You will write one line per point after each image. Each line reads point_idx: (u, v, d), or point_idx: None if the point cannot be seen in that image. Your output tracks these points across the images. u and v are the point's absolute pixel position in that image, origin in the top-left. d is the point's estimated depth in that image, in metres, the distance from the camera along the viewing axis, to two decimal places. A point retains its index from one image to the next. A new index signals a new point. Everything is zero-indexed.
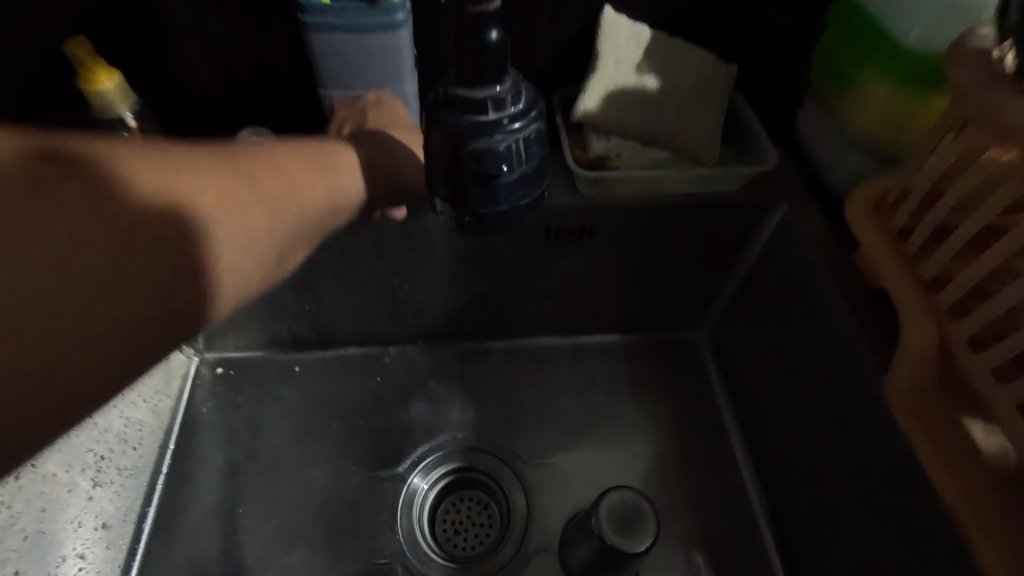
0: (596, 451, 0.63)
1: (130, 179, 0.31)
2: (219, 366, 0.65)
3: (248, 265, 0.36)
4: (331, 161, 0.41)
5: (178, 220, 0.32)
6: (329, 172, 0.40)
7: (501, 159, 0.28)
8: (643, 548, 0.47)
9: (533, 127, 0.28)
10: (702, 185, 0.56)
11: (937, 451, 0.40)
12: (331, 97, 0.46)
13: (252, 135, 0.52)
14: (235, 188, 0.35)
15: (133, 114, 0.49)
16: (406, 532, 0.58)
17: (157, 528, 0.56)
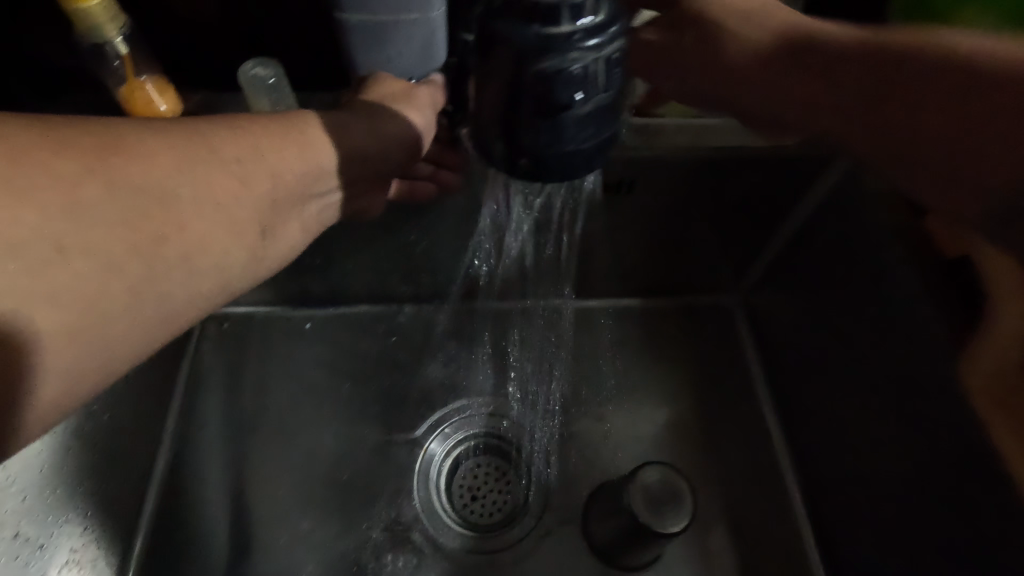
0: (623, 422, 0.60)
1: (63, 132, 0.31)
2: (224, 321, 0.61)
3: (216, 241, 0.36)
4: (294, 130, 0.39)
5: (114, 174, 0.32)
6: (291, 141, 0.38)
7: (575, 84, 0.21)
8: (678, 529, 0.44)
9: (615, 47, 0.22)
10: (758, 138, 0.50)
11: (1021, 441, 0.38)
12: (349, 23, 0.39)
13: (257, 67, 0.45)
14: (190, 159, 0.34)
15: (122, 40, 0.43)
16: (422, 499, 0.55)
17: (166, 490, 0.54)
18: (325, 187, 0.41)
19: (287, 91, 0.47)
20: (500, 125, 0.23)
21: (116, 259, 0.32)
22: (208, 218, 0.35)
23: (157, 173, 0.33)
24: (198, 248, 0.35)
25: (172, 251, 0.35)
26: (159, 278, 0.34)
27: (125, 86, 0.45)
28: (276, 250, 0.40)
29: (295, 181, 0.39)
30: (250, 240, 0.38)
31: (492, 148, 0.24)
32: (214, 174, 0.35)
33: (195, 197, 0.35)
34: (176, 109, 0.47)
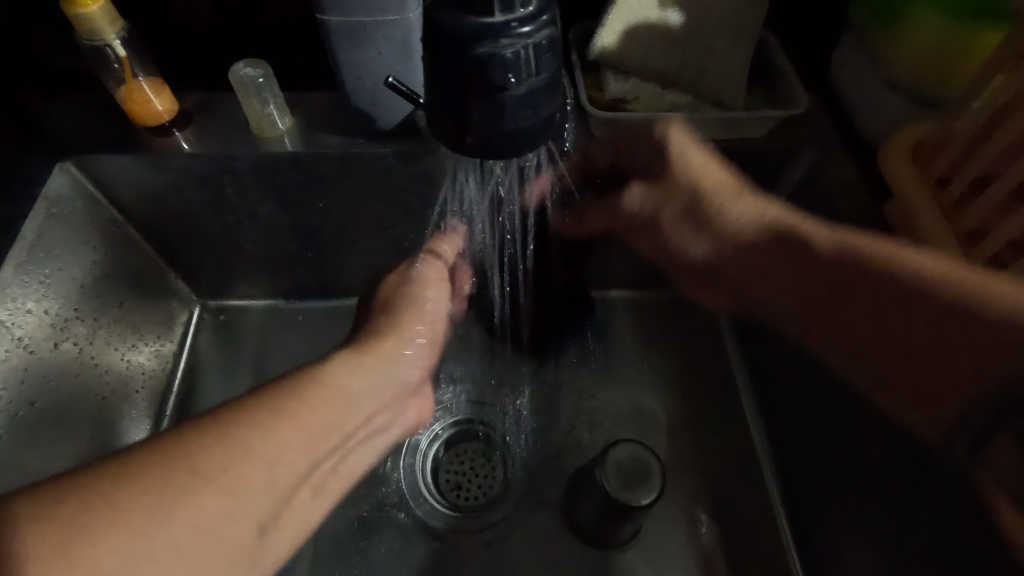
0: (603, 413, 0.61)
1: (107, 495, 0.28)
2: (221, 313, 0.64)
3: (316, 446, 0.36)
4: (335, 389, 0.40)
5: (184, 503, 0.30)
6: (329, 394, 0.39)
7: (508, 67, 0.24)
8: (647, 503, 0.46)
9: (545, 33, 0.24)
10: (726, 131, 0.51)
11: None
12: (330, 25, 0.42)
13: (247, 67, 0.48)
14: (243, 451, 0.32)
15: (121, 43, 0.46)
16: (408, 480, 0.57)
17: None
18: (366, 402, 0.42)
19: (277, 91, 0.49)
20: (449, 107, 0.26)
21: (237, 483, 0.32)
22: (291, 447, 0.34)
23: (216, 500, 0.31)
24: (299, 452, 0.35)
25: (278, 439, 0.34)
26: (274, 471, 0.33)
27: (125, 87, 0.48)
28: (334, 481, 0.38)
29: (342, 409, 0.39)
30: (308, 472, 0.35)
31: (446, 127, 0.27)
32: (306, 408, 0.37)
33: (300, 415, 0.36)
34: (172, 108, 0.49)
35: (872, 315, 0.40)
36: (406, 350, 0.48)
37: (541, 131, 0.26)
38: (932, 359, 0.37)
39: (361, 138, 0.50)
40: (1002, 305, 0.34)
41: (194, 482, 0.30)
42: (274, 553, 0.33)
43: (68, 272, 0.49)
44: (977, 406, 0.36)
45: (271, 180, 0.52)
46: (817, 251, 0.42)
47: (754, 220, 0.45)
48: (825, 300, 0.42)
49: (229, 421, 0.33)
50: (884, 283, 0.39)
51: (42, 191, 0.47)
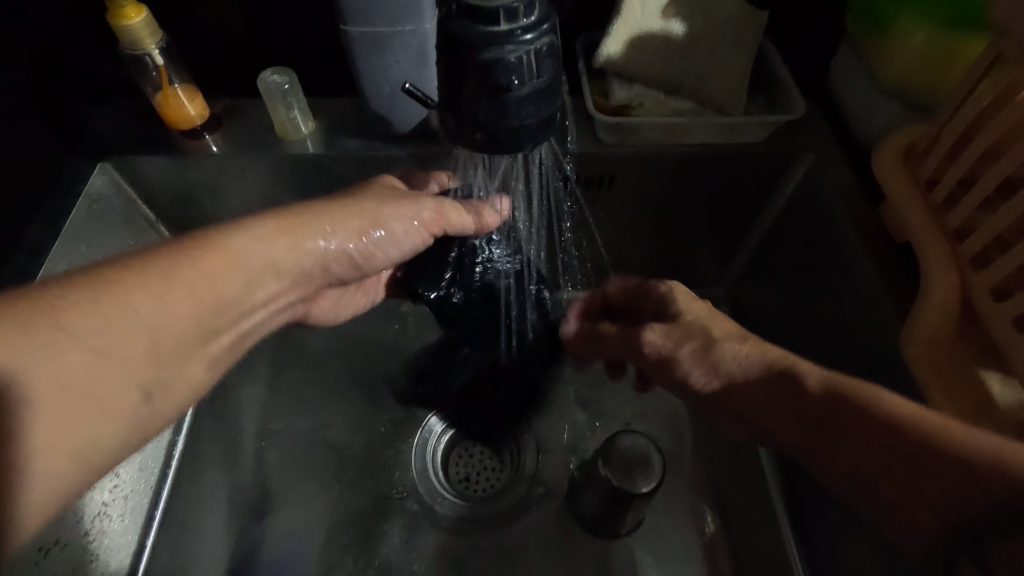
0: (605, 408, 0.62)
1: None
2: None
3: (205, 318, 0.35)
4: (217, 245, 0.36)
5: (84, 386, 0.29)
6: (216, 256, 0.36)
7: (512, 70, 0.26)
8: (648, 491, 0.48)
9: (545, 41, 0.27)
10: (727, 134, 0.53)
11: (960, 414, 0.38)
12: (351, 35, 0.45)
13: (274, 75, 0.51)
14: (122, 326, 0.31)
15: (159, 52, 0.50)
16: (419, 470, 0.59)
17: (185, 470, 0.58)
18: (272, 276, 0.39)
19: (301, 97, 0.53)
20: (459, 107, 0.29)
21: (110, 347, 0.30)
22: (171, 315, 0.33)
23: (104, 372, 0.30)
24: (180, 322, 0.33)
25: (160, 306, 0.32)
26: (155, 337, 0.32)
27: (161, 93, 0.51)
28: (223, 351, 0.37)
29: (241, 283, 0.37)
30: (194, 347, 0.35)
31: (457, 125, 0.29)
32: (197, 274, 0.34)
33: (189, 283, 0.34)
34: (204, 113, 0.53)
35: (856, 439, 0.35)
36: (321, 244, 0.41)
37: (543, 128, 0.29)
38: (915, 479, 0.32)
39: (379, 141, 0.53)
40: (970, 439, 0.31)
41: (59, 339, 0.28)
42: (157, 417, 0.33)
43: (104, 263, 0.53)
44: (955, 527, 0.31)
45: (293, 180, 0.55)
46: (804, 387, 0.38)
47: (753, 362, 0.41)
48: (813, 427, 0.37)
49: (106, 283, 0.31)
50: (862, 421, 0.35)
51: (83, 189, 0.52)
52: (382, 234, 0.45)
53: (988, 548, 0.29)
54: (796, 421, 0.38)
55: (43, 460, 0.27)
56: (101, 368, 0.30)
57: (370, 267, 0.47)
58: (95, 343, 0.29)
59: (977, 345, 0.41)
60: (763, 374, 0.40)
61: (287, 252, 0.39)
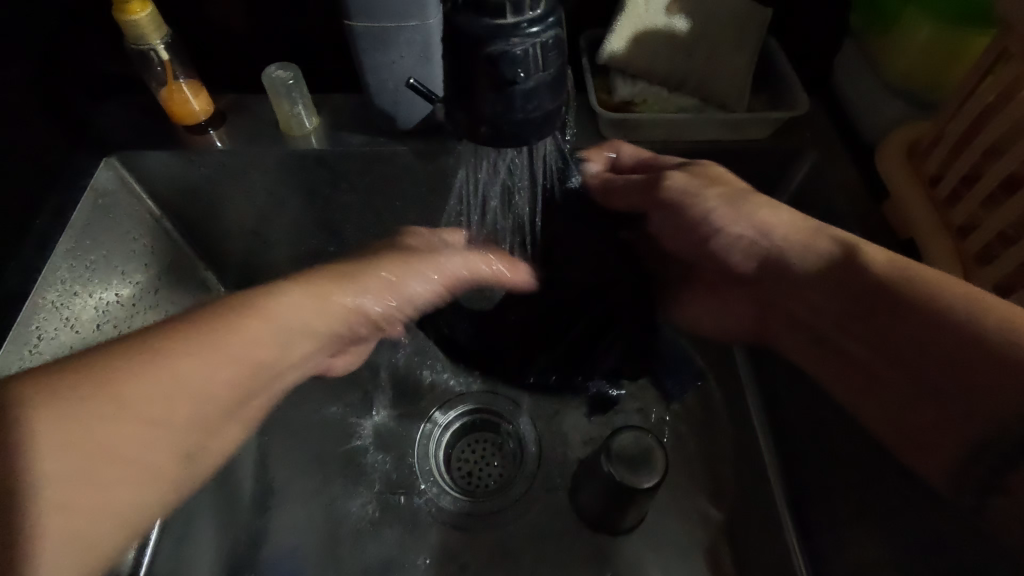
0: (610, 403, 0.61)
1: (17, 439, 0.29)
2: None
3: (244, 385, 0.37)
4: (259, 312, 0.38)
5: (127, 457, 0.32)
6: (252, 323, 0.37)
7: (518, 63, 0.26)
8: (650, 485, 0.48)
9: (551, 34, 0.27)
10: (729, 131, 0.53)
11: None
12: (356, 31, 0.45)
13: (278, 71, 0.52)
14: (160, 395, 0.33)
15: (164, 47, 0.50)
16: (421, 465, 0.59)
17: None
18: (315, 332, 0.41)
19: (305, 92, 0.53)
20: (464, 101, 0.29)
21: (150, 414, 0.33)
22: (206, 391, 0.35)
23: (139, 443, 0.32)
24: (214, 395, 0.35)
25: (202, 381, 0.35)
26: (196, 407, 0.35)
27: (166, 89, 0.52)
28: (259, 409, 0.39)
29: (277, 346, 0.39)
30: (230, 408, 0.37)
31: (463, 117, 0.29)
32: (232, 339, 0.36)
33: (229, 349, 0.36)
34: (208, 109, 0.53)
35: (907, 331, 0.36)
36: (353, 300, 0.43)
37: (550, 121, 0.29)
38: (956, 382, 0.34)
39: (383, 137, 0.53)
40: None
41: (105, 416, 0.31)
42: (198, 469, 0.36)
43: (109, 259, 0.53)
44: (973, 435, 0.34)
45: (298, 175, 0.55)
46: (866, 264, 0.39)
47: (791, 222, 0.43)
48: (862, 307, 0.39)
49: (148, 353, 0.33)
50: (911, 308, 0.36)
51: (89, 184, 0.51)
52: (407, 296, 0.46)
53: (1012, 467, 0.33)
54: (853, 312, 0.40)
55: (64, 526, 0.29)
56: (131, 441, 0.32)
57: (389, 327, 0.47)
58: (136, 415, 0.32)
59: None
60: (830, 254, 0.41)
61: (320, 322, 0.41)
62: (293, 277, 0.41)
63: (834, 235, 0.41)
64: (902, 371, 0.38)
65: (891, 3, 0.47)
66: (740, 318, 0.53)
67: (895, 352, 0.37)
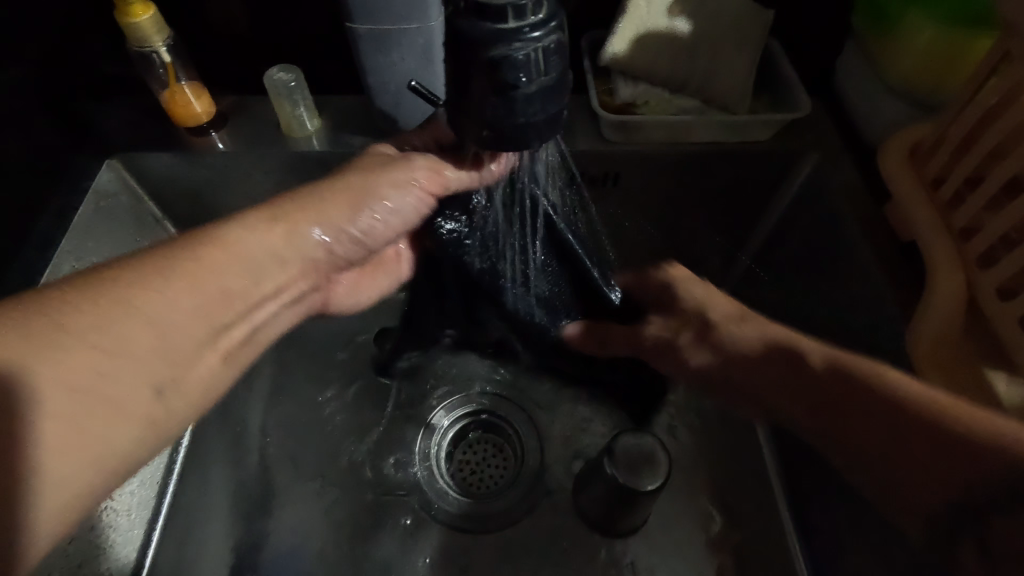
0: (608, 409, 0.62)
1: None
2: None
3: (217, 306, 0.36)
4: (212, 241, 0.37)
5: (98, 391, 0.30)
6: (212, 251, 0.36)
7: (520, 67, 0.26)
8: (652, 488, 0.48)
9: (553, 38, 0.27)
10: (731, 133, 0.53)
11: None
12: (358, 33, 0.45)
13: (280, 73, 0.52)
14: (118, 327, 0.31)
15: (166, 50, 0.50)
16: (423, 467, 0.59)
17: (189, 471, 0.58)
18: (290, 262, 0.40)
19: (307, 94, 0.53)
20: (466, 105, 0.29)
21: (118, 345, 0.31)
22: (178, 307, 0.34)
23: (110, 373, 0.31)
24: (190, 312, 0.34)
25: (172, 296, 0.34)
26: (162, 335, 0.33)
27: (168, 91, 0.52)
28: (240, 347, 0.38)
29: (243, 275, 0.37)
30: (206, 340, 0.35)
31: (465, 121, 0.29)
32: (198, 270, 0.35)
33: (191, 277, 0.35)
34: (210, 111, 0.53)
35: (868, 421, 0.36)
36: (320, 236, 0.42)
37: (552, 123, 0.29)
38: (915, 456, 0.33)
39: (384, 139, 0.53)
40: (991, 420, 0.31)
41: (85, 329, 0.30)
42: (182, 402, 0.34)
43: (111, 261, 0.53)
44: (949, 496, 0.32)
45: (299, 177, 0.55)
46: (808, 367, 0.40)
47: (746, 337, 0.46)
48: (822, 406, 0.38)
49: (102, 286, 0.32)
50: (871, 398, 0.36)
51: (92, 187, 0.52)
52: (381, 213, 0.45)
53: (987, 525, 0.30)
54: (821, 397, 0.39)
55: (39, 464, 0.28)
56: (102, 373, 0.30)
57: (375, 248, 0.47)
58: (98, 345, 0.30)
59: (987, 346, 0.40)
60: (775, 352, 0.43)
61: (289, 247, 0.40)
62: (253, 208, 0.40)
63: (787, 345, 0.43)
64: (865, 446, 0.36)
65: (894, 6, 0.47)
66: (739, 407, 0.49)
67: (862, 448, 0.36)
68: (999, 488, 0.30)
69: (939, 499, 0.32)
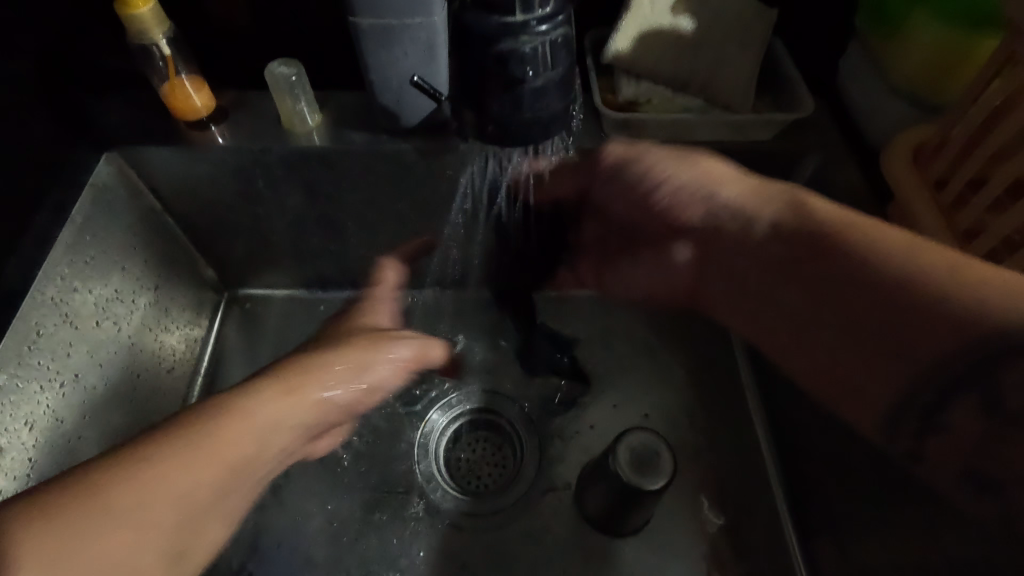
0: (599, 379, 0.63)
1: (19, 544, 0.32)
2: (247, 301, 0.67)
3: (199, 512, 0.39)
4: (223, 410, 0.41)
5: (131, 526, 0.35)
6: (230, 425, 0.41)
7: (527, 61, 0.26)
8: (656, 488, 0.48)
9: (560, 32, 0.26)
10: (734, 133, 0.53)
11: None
12: (360, 27, 0.45)
13: (281, 67, 0.51)
14: (143, 496, 0.36)
15: (167, 42, 0.49)
16: (421, 465, 0.59)
17: None
18: (269, 453, 0.44)
19: (308, 88, 0.52)
20: (473, 101, 0.29)
21: (145, 516, 0.36)
22: (156, 530, 0.36)
23: (131, 543, 0.35)
24: (176, 528, 0.37)
25: (145, 519, 0.36)
26: (175, 507, 0.37)
27: (167, 83, 0.51)
28: (235, 507, 0.43)
29: (255, 442, 0.42)
30: (200, 516, 0.39)
31: (468, 115, 0.29)
32: (209, 445, 0.39)
33: (210, 453, 0.39)
34: (210, 105, 0.52)
35: (846, 276, 0.37)
36: (322, 393, 0.47)
37: (558, 119, 0.29)
38: (900, 324, 0.34)
39: (385, 134, 0.53)
40: (988, 278, 0.32)
41: (85, 515, 0.34)
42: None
43: (109, 255, 0.52)
44: (917, 384, 0.35)
45: (300, 172, 0.54)
46: (805, 219, 0.40)
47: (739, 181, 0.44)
48: (800, 269, 0.40)
49: (120, 461, 0.37)
50: (865, 274, 0.36)
51: (89, 180, 0.51)
52: (374, 381, 0.51)
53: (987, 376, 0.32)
54: (791, 314, 0.41)
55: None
56: (140, 526, 0.35)
57: (359, 408, 0.52)
58: (142, 511, 0.36)
59: None
60: (779, 214, 0.42)
61: (303, 419, 0.46)
62: (272, 369, 0.46)
63: (789, 194, 0.42)
64: (848, 340, 0.37)
65: (897, 5, 0.47)
66: (670, 283, 0.52)
67: (812, 305, 0.39)
68: (993, 352, 0.32)
69: (901, 387, 0.35)
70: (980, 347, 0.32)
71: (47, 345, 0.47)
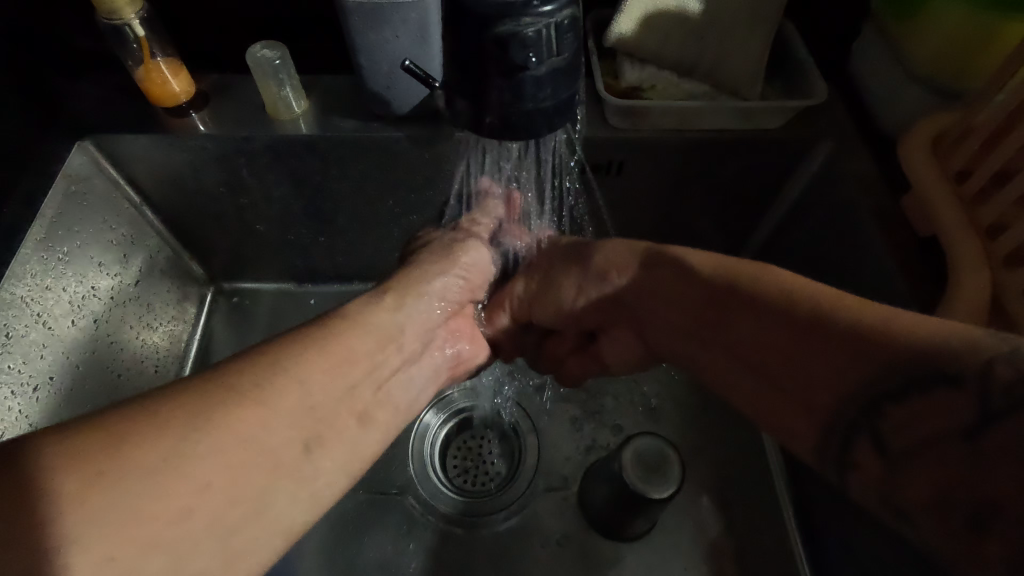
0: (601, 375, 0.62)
1: (122, 431, 0.26)
2: (235, 296, 0.64)
3: (329, 408, 0.33)
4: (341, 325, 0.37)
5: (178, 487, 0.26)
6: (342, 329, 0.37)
7: (530, 46, 0.24)
8: (665, 496, 0.46)
9: (568, 13, 0.24)
10: (741, 122, 0.50)
11: None
12: (348, 7, 0.42)
13: (265, 49, 0.48)
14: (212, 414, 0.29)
15: (140, 22, 0.47)
16: (417, 465, 0.57)
17: None
18: (388, 366, 0.38)
19: (293, 72, 0.49)
20: (470, 88, 0.27)
21: (260, 427, 0.30)
22: (278, 424, 0.30)
23: (153, 469, 0.26)
24: (300, 416, 0.31)
25: (272, 408, 0.31)
26: (306, 393, 0.32)
27: (142, 67, 0.48)
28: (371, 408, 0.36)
29: (370, 339, 0.38)
30: (341, 400, 0.34)
31: (460, 100, 0.27)
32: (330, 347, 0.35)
33: (328, 351, 0.35)
34: (189, 90, 0.49)
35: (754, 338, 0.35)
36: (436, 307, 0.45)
37: (562, 107, 0.27)
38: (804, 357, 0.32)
39: (376, 122, 0.50)
40: (893, 331, 0.29)
41: (229, 398, 0.30)
42: (318, 474, 0.32)
43: (85, 250, 0.50)
44: (836, 414, 0.31)
45: (285, 162, 0.52)
46: (712, 275, 0.38)
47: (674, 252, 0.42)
48: (705, 319, 0.39)
49: (263, 359, 0.32)
50: (801, 332, 0.33)
51: (61, 169, 0.48)
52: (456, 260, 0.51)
53: (883, 419, 0.29)
54: (726, 358, 0.38)
55: None
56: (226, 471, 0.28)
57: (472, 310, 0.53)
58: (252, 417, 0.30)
59: None
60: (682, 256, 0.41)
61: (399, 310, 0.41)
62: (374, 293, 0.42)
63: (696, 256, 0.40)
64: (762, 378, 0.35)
65: None
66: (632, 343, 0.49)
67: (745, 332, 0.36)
68: (863, 404, 0.30)
69: (817, 425, 0.32)
70: (932, 370, 0.28)
71: (15, 348, 0.44)
